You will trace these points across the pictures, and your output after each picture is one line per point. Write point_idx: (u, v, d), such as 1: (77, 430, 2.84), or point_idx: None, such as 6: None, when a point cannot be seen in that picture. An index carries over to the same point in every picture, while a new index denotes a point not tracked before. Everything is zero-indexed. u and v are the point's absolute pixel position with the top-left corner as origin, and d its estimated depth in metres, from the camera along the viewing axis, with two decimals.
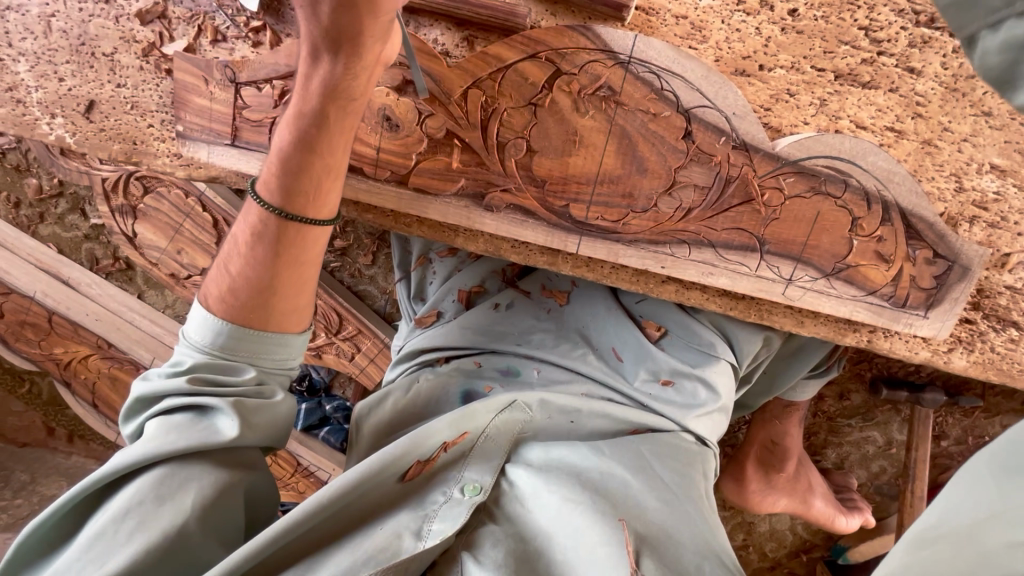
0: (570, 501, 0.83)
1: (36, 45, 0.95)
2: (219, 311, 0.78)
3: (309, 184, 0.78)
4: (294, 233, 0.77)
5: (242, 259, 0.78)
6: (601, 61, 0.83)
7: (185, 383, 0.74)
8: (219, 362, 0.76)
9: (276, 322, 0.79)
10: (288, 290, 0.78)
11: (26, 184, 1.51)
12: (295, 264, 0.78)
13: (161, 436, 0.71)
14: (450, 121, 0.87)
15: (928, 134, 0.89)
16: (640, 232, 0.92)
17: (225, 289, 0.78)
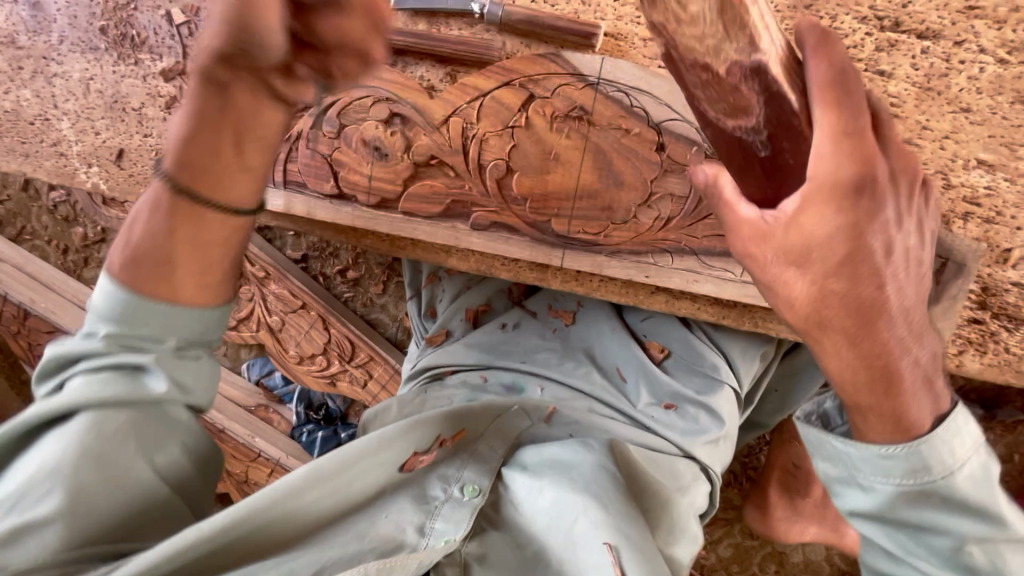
0: (569, 494, 0.83)
1: (77, 105, 1.08)
2: (123, 277, 0.70)
3: (211, 176, 0.73)
4: (191, 211, 0.72)
5: (147, 233, 0.71)
6: (573, 84, 0.88)
7: (103, 341, 0.68)
8: (129, 332, 0.69)
9: (188, 296, 0.72)
10: (189, 268, 0.72)
11: (73, 233, 1.69)
12: (197, 243, 0.72)
13: (87, 387, 0.66)
14: (435, 146, 0.93)
15: (907, 134, 0.90)
16: (622, 242, 0.94)
17: (126, 258, 0.71)
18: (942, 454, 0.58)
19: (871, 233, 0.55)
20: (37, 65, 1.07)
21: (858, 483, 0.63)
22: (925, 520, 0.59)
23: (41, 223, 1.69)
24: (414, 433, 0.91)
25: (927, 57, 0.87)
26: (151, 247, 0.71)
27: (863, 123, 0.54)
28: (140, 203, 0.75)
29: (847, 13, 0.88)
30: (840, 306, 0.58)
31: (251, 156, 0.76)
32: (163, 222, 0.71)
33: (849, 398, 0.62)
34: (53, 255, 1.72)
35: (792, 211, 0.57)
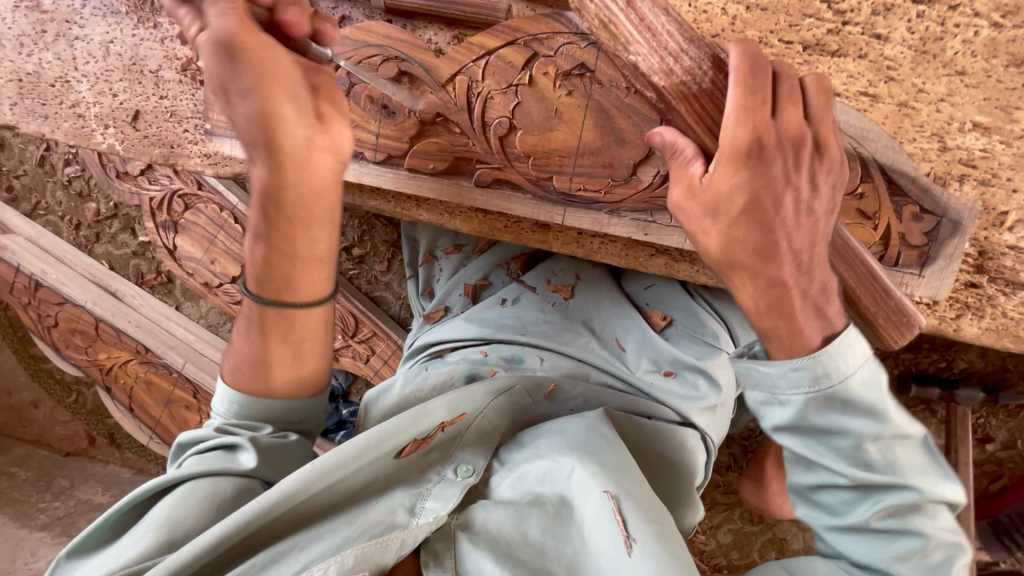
0: (558, 466, 0.85)
1: (97, 68, 1.12)
2: (238, 376, 0.89)
3: (282, 276, 0.87)
4: (280, 311, 0.87)
5: (245, 340, 0.89)
6: (576, 43, 0.91)
7: (214, 430, 0.86)
8: (241, 418, 0.87)
9: (288, 390, 0.89)
10: (284, 363, 0.87)
11: (86, 208, 1.71)
12: (285, 337, 0.87)
13: (198, 463, 0.82)
14: (440, 104, 0.96)
15: (904, 96, 0.92)
16: (624, 199, 0.95)
17: (236, 364, 0.90)
18: (841, 363, 0.66)
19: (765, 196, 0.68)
20: (60, 29, 1.11)
21: (778, 399, 0.69)
22: (833, 425, 0.67)
23: (55, 197, 1.73)
24: (414, 419, 0.90)
25: (923, 20, 0.88)
26: (254, 355, 0.87)
27: (762, 97, 0.68)
28: (242, 312, 0.91)
29: None
30: (747, 247, 0.69)
31: (306, 255, 0.88)
32: (257, 333, 0.87)
33: (757, 323, 0.71)
34: (66, 229, 1.75)
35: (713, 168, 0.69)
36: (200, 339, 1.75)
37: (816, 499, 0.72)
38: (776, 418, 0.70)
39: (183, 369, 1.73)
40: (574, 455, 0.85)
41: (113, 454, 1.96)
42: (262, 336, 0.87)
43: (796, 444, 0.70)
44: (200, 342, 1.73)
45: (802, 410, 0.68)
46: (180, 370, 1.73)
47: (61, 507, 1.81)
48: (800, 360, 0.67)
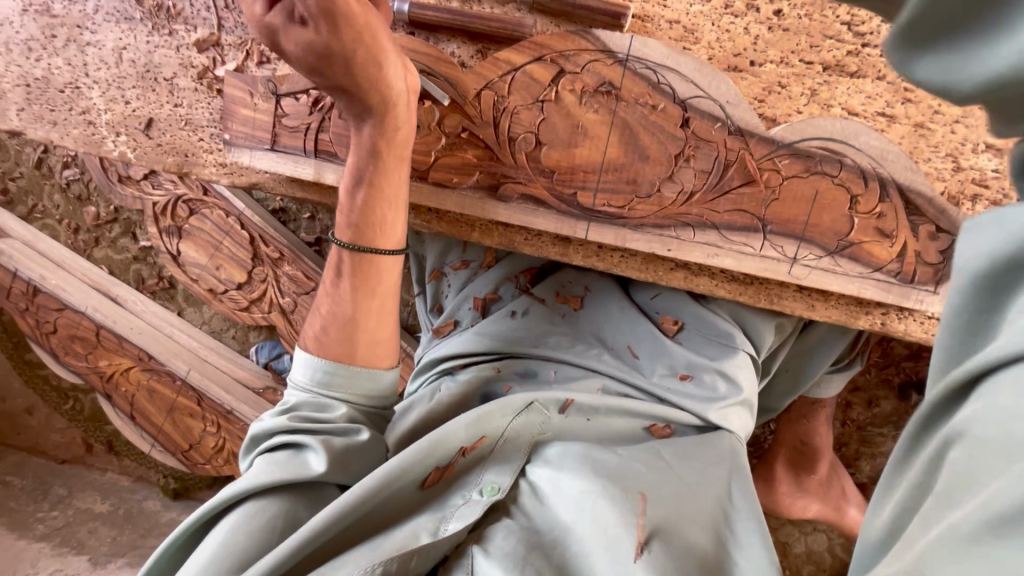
0: (589, 493, 0.86)
1: (109, 74, 1.10)
2: (321, 338, 0.92)
3: (373, 218, 0.91)
4: (367, 264, 0.91)
5: (331, 300, 0.93)
6: (602, 61, 0.91)
7: (286, 421, 0.86)
8: (316, 404, 0.89)
9: (366, 356, 0.92)
10: (369, 325, 0.92)
11: (85, 212, 1.68)
12: (372, 296, 0.92)
13: (270, 466, 0.83)
14: (465, 120, 0.96)
15: (919, 117, 0.90)
16: (646, 215, 0.96)
17: (319, 331, 0.93)
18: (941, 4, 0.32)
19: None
20: (71, 34, 1.09)
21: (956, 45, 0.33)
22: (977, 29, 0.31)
23: (52, 201, 1.69)
24: (431, 448, 0.90)
25: None
26: (341, 314, 0.91)
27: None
28: (327, 271, 0.95)
29: None
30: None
31: (397, 200, 0.92)
32: (347, 286, 0.92)
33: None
34: (64, 233, 1.71)
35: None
36: (204, 346, 1.73)
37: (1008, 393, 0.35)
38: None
39: (187, 376, 1.71)
40: (599, 479, 0.87)
41: (112, 462, 1.93)
42: (353, 293, 0.91)
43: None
44: (205, 348, 1.72)
45: None
46: (184, 377, 1.71)
47: (59, 516, 1.85)
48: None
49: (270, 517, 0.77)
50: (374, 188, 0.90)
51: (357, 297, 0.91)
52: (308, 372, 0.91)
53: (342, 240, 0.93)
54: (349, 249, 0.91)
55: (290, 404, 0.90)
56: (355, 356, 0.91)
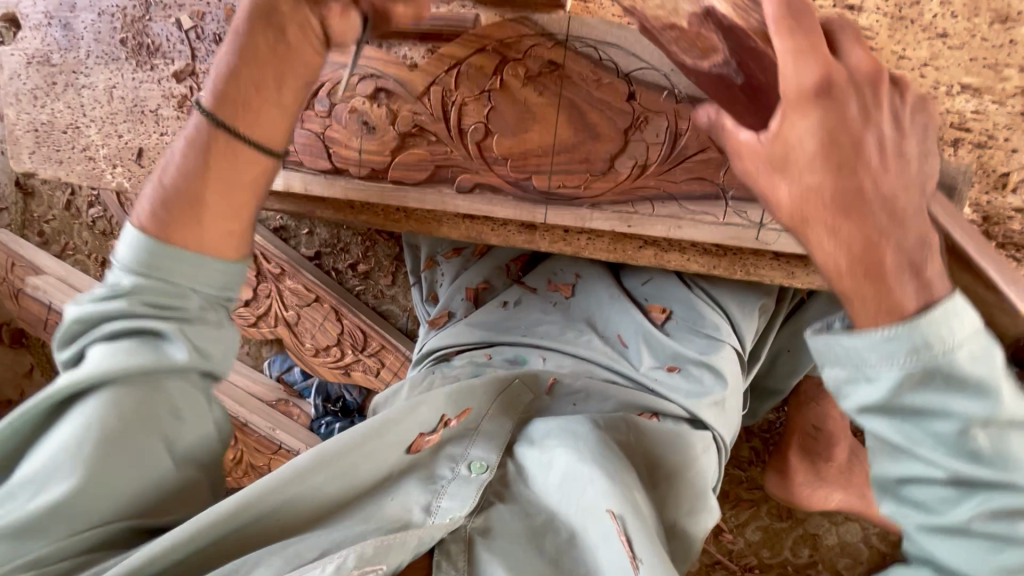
0: (579, 468, 0.85)
1: (103, 112, 1.19)
2: (152, 210, 0.78)
3: (241, 101, 0.80)
4: (225, 143, 0.79)
5: (178, 170, 0.79)
6: (543, 44, 0.92)
7: (125, 306, 0.73)
8: (149, 284, 0.74)
9: (218, 243, 0.79)
10: (220, 204, 0.79)
11: (110, 245, 1.84)
12: (229, 175, 0.80)
13: (111, 354, 0.72)
14: (418, 115, 0.98)
15: (885, 65, 0.90)
16: (602, 193, 0.95)
17: (159, 201, 0.78)
18: (942, 333, 0.50)
19: (908, 115, 0.58)
20: (68, 79, 1.19)
21: (864, 375, 0.53)
22: (931, 405, 0.51)
23: (81, 238, 1.87)
24: (417, 413, 0.94)
25: None
26: (183, 184, 0.78)
27: (818, 35, 0.55)
28: (180, 145, 0.81)
29: None
30: (826, 198, 0.55)
31: (281, 104, 0.83)
32: (196, 154, 0.79)
33: (835, 286, 0.57)
34: (93, 267, 1.88)
35: (777, 126, 0.56)
36: None
37: (903, 494, 0.55)
38: (884, 473, 0.55)
39: None
40: (593, 463, 0.85)
41: None
42: (205, 158, 0.79)
43: (892, 508, 0.56)
44: None
45: (888, 373, 0.52)
46: None
47: None
48: (898, 328, 0.51)
49: (124, 418, 0.70)
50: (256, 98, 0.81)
51: (204, 165, 0.78)
52: (130, 254, 0.75)
53: (200, 107, 0.81)
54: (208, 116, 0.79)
55: (109, 288, 0.75)
56: (194, 224, 0.77)
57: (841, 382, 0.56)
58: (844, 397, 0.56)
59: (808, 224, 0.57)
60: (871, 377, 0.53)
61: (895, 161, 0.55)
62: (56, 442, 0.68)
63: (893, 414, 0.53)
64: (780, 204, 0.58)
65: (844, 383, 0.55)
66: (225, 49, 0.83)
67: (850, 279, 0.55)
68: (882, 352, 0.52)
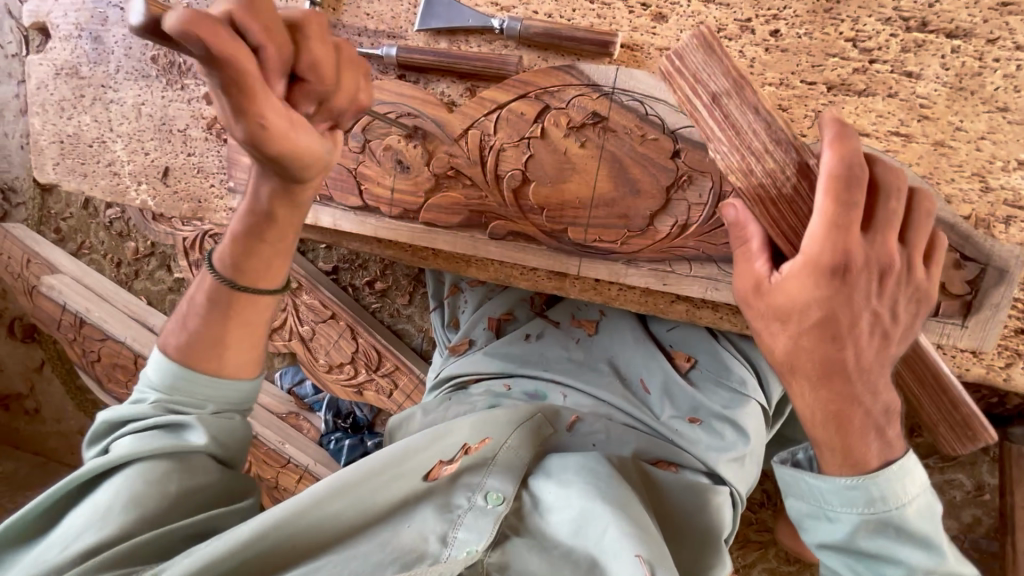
0: (594, 508, 0.86)
1: (130, 128, 1.17)
2: (177, 348, 0.86)
3: (246, 256, 0.86)
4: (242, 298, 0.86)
5: (197, 318, 0.87)
6: (588, 95, 0.90)
7: (151, 406, 0.84)
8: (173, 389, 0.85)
9: (237, 369, 0.88)
10: (238, 346, 0.87)
11: (125, 247, 1.83)
12: (240, 319, 0.87)
13: (138, 441, 0.82)
14: (455, 158, 0.96)
15: (940, 135, 0.87)
16: (640, 249, 0.93)
17: (180, 340, 0.87)
18: (895, 491, 0.71)
19: (903, 304, 0.70)
20: (96, 93, 1.17)
21: (827, 514, 0.75)
22: (878, 546, 0.73)
23: (98, 238, 1.85)
24: (436, 440, 0.94)
25: (958, 56, 0.85)
26: (207, 330, 0.86)
27: (856, 215, 0.65)
28: (199, 289, 0.88)
29: (871, 14, 0.86)
30: (813, 359, 0.68)
31: (284, 247, 0.89)
32: (206, 303, 0.86)
33: (811, 432, 0.74)
34: (108, 268, 1.87)
35: (805, 253, 0.66)
36: None
37: None
38: None
39: None
40: (609, 504, 0.86)
41: None
42: (221, 306, 0.86)
43: None
44: None
45: (851, 515, 0.73)
46: None
47: None
48: (862, 484, 0.72)
49: (154, 479, 0.79)
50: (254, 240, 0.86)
51: (225, 319, 0.86)
52: (157, 372, 0.86)
53: (219, 265, 0.87)
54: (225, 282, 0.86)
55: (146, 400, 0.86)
56: (212, 363, 0.86)
57: (806, 510, 0.78)
58: (807, 522, 0.78)
59: (796, 373, 0.70)
60: (831, 514, 0.75)
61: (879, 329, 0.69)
62: (90, 505, 0.77)
63: (848, 545, 0.75)
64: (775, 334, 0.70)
65: (810, 512, 0.77)
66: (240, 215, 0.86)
67: (824, 425, 0.71)
68: (840, 500, 0.73)
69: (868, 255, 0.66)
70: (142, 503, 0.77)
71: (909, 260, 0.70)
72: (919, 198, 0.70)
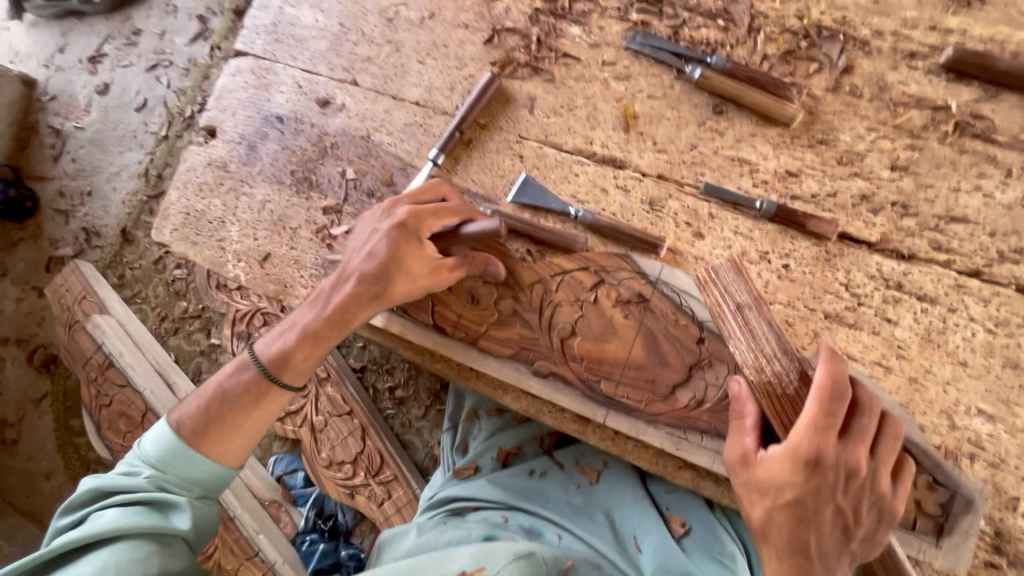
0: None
1: (251, 217, 1.41)
2: (189, 429, 1.06)
3: (285, 358, 1.11)
4: (266, 389, 1.10)
5: (222, 405, 1.08)
6: (636, 279, 1.13)
7: (148, 483, 1.02)
8: (170, 469, 1.03)
9: (231, 454, 1.07)
10: (245, 433, 1.08)
11: (177, 305, 2.01)
12: (256, 415, 1.09)
13: (124, 517, 0.97)
14: (517, 303, 1.16)
15: (914, 372, 1.07)
16: (661, 412, 1.07)
17: (195, 426, 1.07)
18: None
19: (866, 507, 0.87)
20: (234, 185, 1.43)
21: None
22: None
23: (155, 291, 2.04)
24: (437, 567, 1.01)
25: (927, 314, 1.08)
26: (225, 417, 1.07)
27: (835, 421, 0.84)
28: (229, 382, 1.10)
29: (860, 269, 1.12)
30: (781, 532, 0.87)
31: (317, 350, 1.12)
32: (234, 396, 1.09)
33: None
34: (151, 319, 2.03)
35: (783, 448, 0.86)
36: None
37: None
38: None
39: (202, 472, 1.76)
40: None
41: None
42: (247, 399, 1.09)
43: None
44: None
45: None
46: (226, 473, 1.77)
47: None
48: None
49: (137, 558, 0.94)
50: (315, 340, 1.11)
51: (252, 408, 1.09)
52: (158, 448, 1.04)
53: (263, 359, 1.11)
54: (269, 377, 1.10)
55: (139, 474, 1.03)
56: (214, 443, 1.06)
57: None
58: None
59: (767, 541, 0.88)
60: None
61: (844, 515, 0.87)
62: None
63: None
64: (754, 511, 0.89)
65: None
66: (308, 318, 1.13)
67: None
68: None
69: (839, 459, 0.85)
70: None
71: (876, 471, 0.88)
72: (889, 423, 0.91)
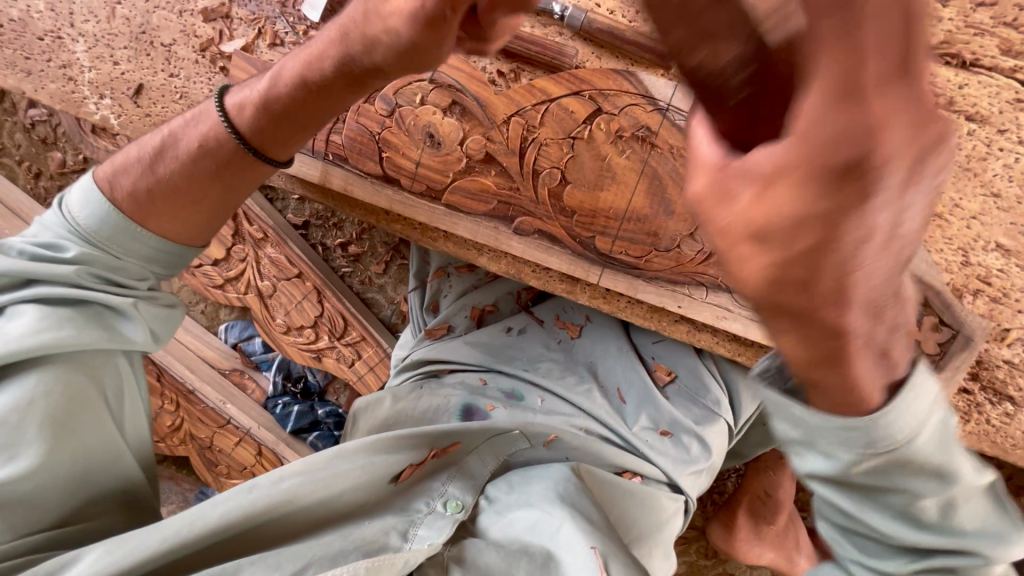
0: (547, 515, 0.82)
1: (98, 29, 0.99)
2: (141, 190, 0.79)
3: (273, 126, 0.79)
4: (245, 163, 0.80)
5: (179, 165, 0.79)
6: (641, 105, 0.87)
7: (73, 274, 0.75)
8: (108, 258, 0.77)
9: (194, 232, 0.82)
10: (209, 206, 0.81)
11: (49, 157, 1.55)
12: (225, 190, 0.81)
13: (49, 325, 0.72)
14: (492, 144, 0.91)
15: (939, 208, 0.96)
16: (662, 270, 0.95)
17: (143, 187, 0.79)
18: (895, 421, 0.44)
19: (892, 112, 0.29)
20: None
21: (818, 445, 0.47)
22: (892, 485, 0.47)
23: (12, 139, 1.55)
24: (407, 439, 0.89)
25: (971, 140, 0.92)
26: (182, 183, 0.79)
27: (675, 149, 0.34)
28: (191, 134, 0.81)
29: None
30: None
31: (310, 126, 0.81)
32: (198, 160, 0.79)
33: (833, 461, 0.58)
34: (22, 177, 1.59)
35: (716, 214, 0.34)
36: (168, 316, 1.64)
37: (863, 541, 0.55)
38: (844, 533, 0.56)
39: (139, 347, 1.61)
40: (563, 506, 0.83)
41: None
42: (213, 168, 0.79)
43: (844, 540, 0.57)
44: None
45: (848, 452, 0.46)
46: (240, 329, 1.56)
47: None
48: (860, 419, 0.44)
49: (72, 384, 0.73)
50: (296, 102, 0.78)
51: (212, 178, 0.80)
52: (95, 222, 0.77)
53: (236, 118, 0.80)
54: (237, 138, 0.79)
55: (60, 253, 0.76)
56: (176, 214, 0.79)
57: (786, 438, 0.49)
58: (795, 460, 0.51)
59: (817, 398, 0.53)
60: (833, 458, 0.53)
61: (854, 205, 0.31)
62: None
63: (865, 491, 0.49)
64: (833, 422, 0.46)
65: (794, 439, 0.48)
66: (291, 70, 0.78)
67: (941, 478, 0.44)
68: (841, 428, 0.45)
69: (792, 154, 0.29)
70: (60, 415, 0.72)
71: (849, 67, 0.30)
72: None
